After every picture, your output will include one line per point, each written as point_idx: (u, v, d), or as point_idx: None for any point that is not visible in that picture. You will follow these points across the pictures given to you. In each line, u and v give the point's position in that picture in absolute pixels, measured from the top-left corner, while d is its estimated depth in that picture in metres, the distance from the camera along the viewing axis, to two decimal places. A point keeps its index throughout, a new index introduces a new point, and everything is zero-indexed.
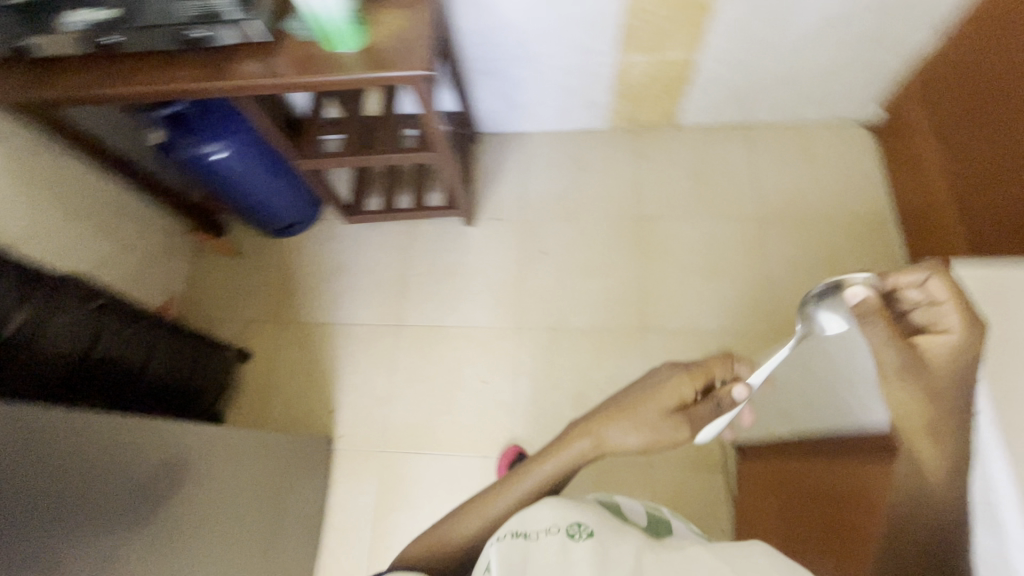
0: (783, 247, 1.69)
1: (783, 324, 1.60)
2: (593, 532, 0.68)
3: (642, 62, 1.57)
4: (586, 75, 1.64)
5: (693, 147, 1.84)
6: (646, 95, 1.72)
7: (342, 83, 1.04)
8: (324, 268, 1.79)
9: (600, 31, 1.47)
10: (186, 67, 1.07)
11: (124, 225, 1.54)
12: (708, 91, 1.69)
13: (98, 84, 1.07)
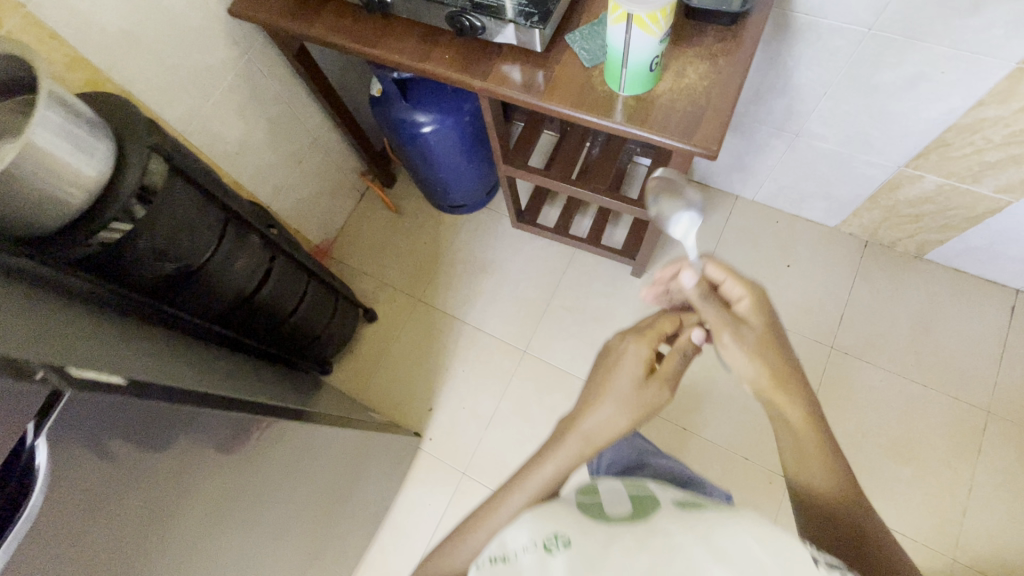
0: (1005, 460, 1.32)
1: (966, 554, 1.26)
2: (571, 542, 0.44)
3: (930, 183, 1.26)
4: (848, 171, 1.36)
5: (930, 292, 1.50)
6: (906, 215, 1.40)
7: (604, 129, 0.89)
8: (471, 262, 1.71)
9: (900, 134, 1.18)
10: (448, 50, 0.97)
11: (310, 154, 1.52)
12: (992, 240, 1.34)
13: (357, 41, 1.00)
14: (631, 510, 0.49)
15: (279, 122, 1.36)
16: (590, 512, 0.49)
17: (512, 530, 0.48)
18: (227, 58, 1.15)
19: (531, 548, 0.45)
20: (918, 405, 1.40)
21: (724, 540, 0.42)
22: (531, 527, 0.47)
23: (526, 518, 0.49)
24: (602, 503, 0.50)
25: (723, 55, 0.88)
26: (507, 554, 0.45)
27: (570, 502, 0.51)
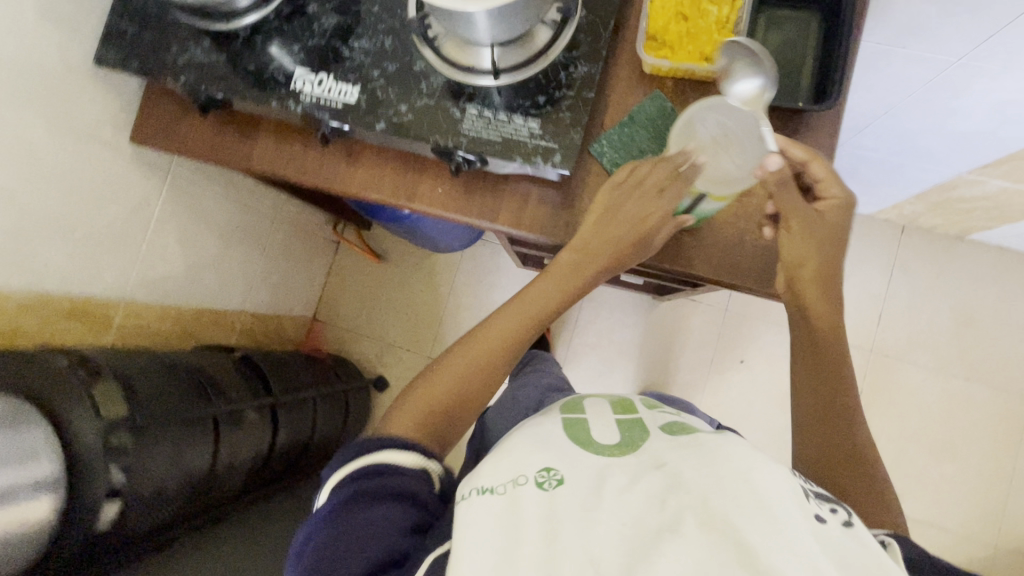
0: None
1: (1007, 539, 1.32)
2: (566, 480, 0.49)
3: (993, 187, 1.10)
4: (896, 175, 1.19)
5: (971, 276, 1.41)
6: (956, 208, 1.26)
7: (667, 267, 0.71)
8: (475, 308, 1.55)
9: (969, 149, 1.01)
10: (440, 182, 0.75)
11: (274, 236, 1.30)
12: None
13: (318, 180, 0.77)
14: (621, 438, 0.55)
15: (231, 224, 1.14)
16: (579, 441, 0.55)
17: (511, 451, 0.54)
18: (148, 190, 0.91)
19: (532, 476, 0.50)
20: (959, 399, 1.38)
21: (698, 452, 0.48)
22: (531, 455, 0.52)
23: (527, 440, 0.55)
24: (592, 428, 0.57)
25: None
26: (518, 475, 0.50)
27: (566, 428, 0.57)
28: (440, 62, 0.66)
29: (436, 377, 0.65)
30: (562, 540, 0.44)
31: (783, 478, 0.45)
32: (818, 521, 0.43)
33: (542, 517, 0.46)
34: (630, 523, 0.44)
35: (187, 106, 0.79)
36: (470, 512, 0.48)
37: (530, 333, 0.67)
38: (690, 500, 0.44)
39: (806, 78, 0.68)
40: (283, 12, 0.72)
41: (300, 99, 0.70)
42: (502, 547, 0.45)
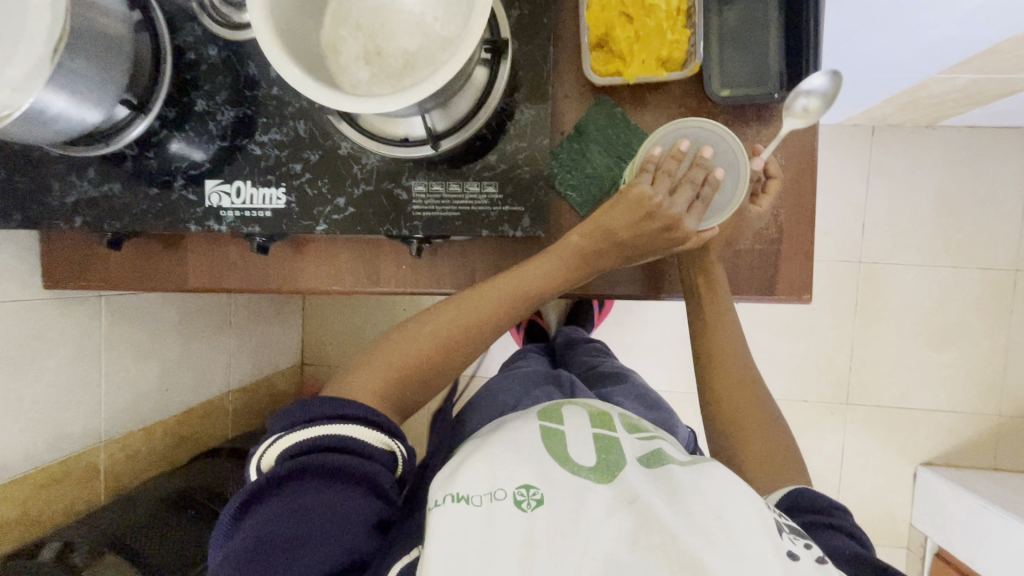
0: None
1: (1008, 405, 1.40)
2: (547, 500, 0.41)
3: (964, 80, 1.05)
4: (866, 86, 1.12)
5: (947, 163, 1.39)
6: (926, 103, 1.21)
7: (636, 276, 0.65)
8: None
9: (939, 53, 0.94)
10: (403, 259, 0.66)
11: (236, 305, 1.19)
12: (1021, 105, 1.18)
13: (267, 284, 0.68)
14: (600, 461, 0.46)
15: (187, 316, 1.04)
16: (555, 454, 0.46)
17: (487, 451, 0.45)
18: (87, 325, 0.82)
19: (511, 492, 0.42)
20: (951, 288, 1.40)
21: (673, 488, 0.42)
22: (512, 461, 0.44)
23: (501, 441, 0.47)
24: (572, 434, 0.49)
25: (782, 149, 0.62)
26: (497, 489, 0.42)
27: (541, 427, 0.49)
28: (368, 138, 0.58)
29: (409, 343, 0.58)
30: (541, 570, 0.37)
31: (760, 512, 0.41)
32: (789, 559, 0.39)
33: (520, 538, 0.39)
34: (602, 557, 0.38)
35: (93, 236, 0.68)
36: (441, 531, 0.40)
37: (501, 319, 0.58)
38: (659, 543, 0.38)
39: (773, 59, 0.60)
40: (168, 116, 0.61)
41: (221, 216, 0.61)
42: (474, 569, 0.38)
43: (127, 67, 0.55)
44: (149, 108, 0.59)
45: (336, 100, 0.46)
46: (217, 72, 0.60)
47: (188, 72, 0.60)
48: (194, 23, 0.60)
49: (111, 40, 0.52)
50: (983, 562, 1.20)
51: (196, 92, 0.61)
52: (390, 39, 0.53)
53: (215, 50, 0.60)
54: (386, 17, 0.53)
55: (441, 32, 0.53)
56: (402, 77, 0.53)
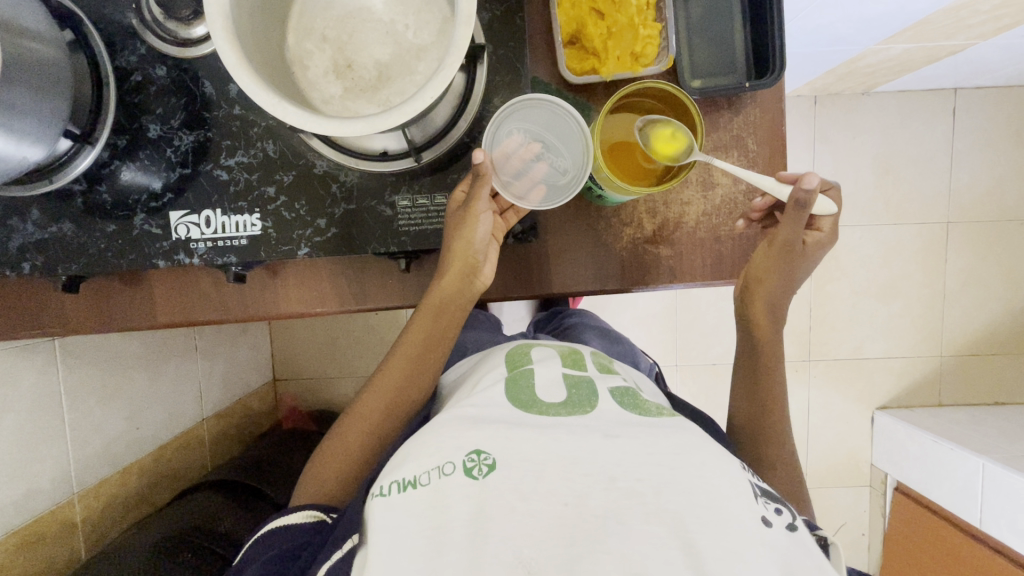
0: (966, 258, 1.51)
1: (949, 347, 1.53)
2: (498, 464, 0.43)
3: (898, 50, 1.12)
4: (813, 60, 1.17)
5: (884, 128, 1.47)
6: (862, 73, 1.27)
7: (602, 253, 0.66)
8: None
9: (877, 26, 1.00)
10: (391, 274, 0.64)
11: (199, 330, 1.12)
12: (945, 68, 1.27)
13: (254, 311, 0.65)
14: (569, 397, 0.51)
15: (150, 348, 0.98)
16: (521, 403, 0.51)
17: (436, 430, 0.47)
18: (43, 374, 0.76)
19: (460, 463, 0.43)
20: (894, 244, 1.50)
21: (652, 437, 0.45)
22: (460, 433, 0.46)
23: (456, 418, 0.48)
24: (537, 385, 0.53)
25: (753, 134, 0.64)
26: (443, 464, 0.43)
27: (508, 388, 0.53)
28: (343, 155, 0.55)
29: (346, 430, 0.57)
30: (490, 542, 0.39)
31: (733, 480, 0.42)
32: (765, 527, 0.40)
33: (471, 510, 0.41)
34: (573, 502, 0.40)
35: (42, 282, 0.63)
36: (388, 516, 0.43)
37: (426, 350, 0.57)
38: (635, 493, 0.40)
39: (740, 48, 0.62)
40: (118, 144, 0.56)
41: (192, 248, 0.57)
42: (427, 547, 0.40)
43: (66, 95, 0.50)
44: (96, 137, 0.54)
45: (324, 124, 0.43)
46: (168, 93, 0.56)
47: (134, 96, 0.55)
48: (136, 41, 0.55)
49: (46, 66, 0.47)
50: (939, 491, 1.33)
51: (147, 117, 0.56)
52: (361, 49, 0.51)
53: (164, 69, 0.55)
54: (355, 26, 0.51)
55: (414, 39, 0.51)
56: (378, 89, 0.51)
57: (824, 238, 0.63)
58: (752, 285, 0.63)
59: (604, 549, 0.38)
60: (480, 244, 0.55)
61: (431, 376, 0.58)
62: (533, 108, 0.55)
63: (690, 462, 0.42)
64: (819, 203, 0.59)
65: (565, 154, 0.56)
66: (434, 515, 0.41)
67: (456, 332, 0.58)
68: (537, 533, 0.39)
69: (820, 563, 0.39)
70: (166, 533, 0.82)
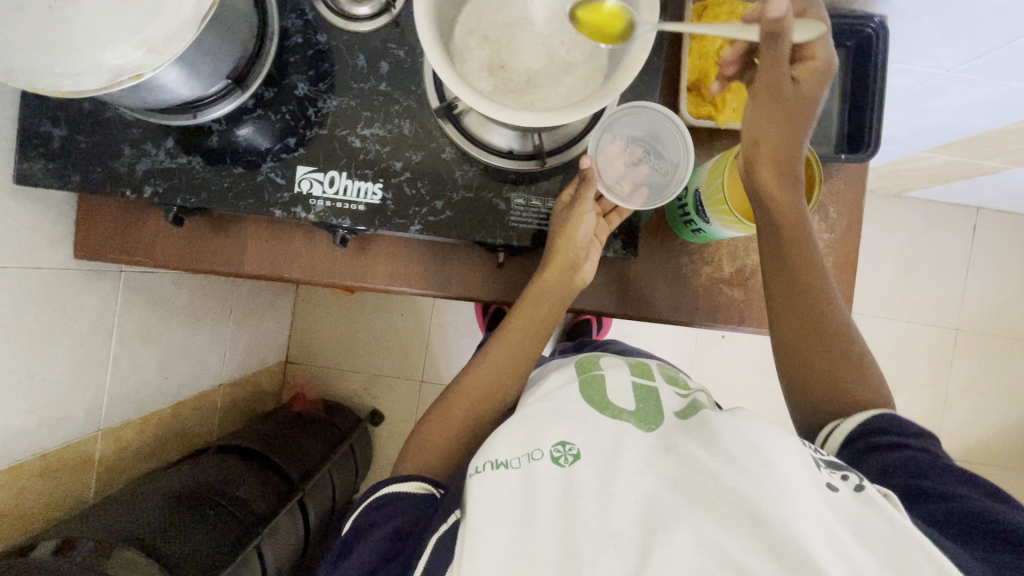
0: (970, 366, 1.57)
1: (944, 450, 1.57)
2: (583, 454, 0.47)
3: (940, 161, 1.22)
4: None
5: (909, 230, 1.56)
6: (902, 175, 1.36)
7: (685, 283, 0.69)
8: (465, 324, 1.42)
9: (929, 135, 1.08)
10: (485, 266, 0.67)
11: (237, 294, 1.13)
12: (975, 186, 1.37)
13: (348, 277, 0.67)
14: (639, 408, 0.54)
15: (194, 302, 0.98)
16: (596, 402, 0.53)
17: (523, 419, 0.51)
18: (104, 301, 0.76)
19: (547, 451, 0.47)
20: (905, 340, 1.56)
21: None
22: (543, 424, 0.49)
23: (539, 410, 0.52)
24: (609, 389, 0.56)
25: (836, 203, 0.69)
26: (533, 450, 0.47)
27: (583, 387, 0.56)
28: (472, 145, 0.59)
29: (449, 408, 0.58)
30: (581, 520, 0.42)
31: (796, 457, 0.43)
32: (829, 491, 0.41)
33: (559, 491, 0.44)
34: (642, 500, 0.43)
35: (147, 210, 0.64)
36: (484, 489, 0.45)
37: (521, 337, 0.59)
38: (701, 482, 0.42)
39: (836, 123, 0.69)
40: (263, 96, 0.59)
41: (310, 204, 0.59)
42: (517, 520, 0.44)
43: (239, 42, 0.53)
44: (247, 85, 0.57)
45: (491, 110, 0.47)
46: (321, 58, 0.59)
47: (291, 55, 0.59)
48: (305, 7, 0.59)
49: (234, 11, 0.50)
50: None
51: (297, 76, 0.59)
52: (518, 54, 0.55)
53: (324, 37, 0.59)
54: (515, 33, 0.56)
55: (566, 55, 0.56)
56: (524, 92, 0.55)
57: (817, 71, 0.54)
58: (751, 152, 0.54)
59: (677, 528, 0.40)
60: (583, 241, 0.58)
61: (527, 361, 0.60)
62: (634, 116, 0.60)
63: (746, 440, 0.44)
64: (803, 35, 0.50)
65: (666, 156, 0.60)
66: (524, 493, 0.45)
67: (555, 321, 0.60)
68: (621, 514, 0.42)
69: (891, 515, 0.39)
70: (184, 485, 0.80)
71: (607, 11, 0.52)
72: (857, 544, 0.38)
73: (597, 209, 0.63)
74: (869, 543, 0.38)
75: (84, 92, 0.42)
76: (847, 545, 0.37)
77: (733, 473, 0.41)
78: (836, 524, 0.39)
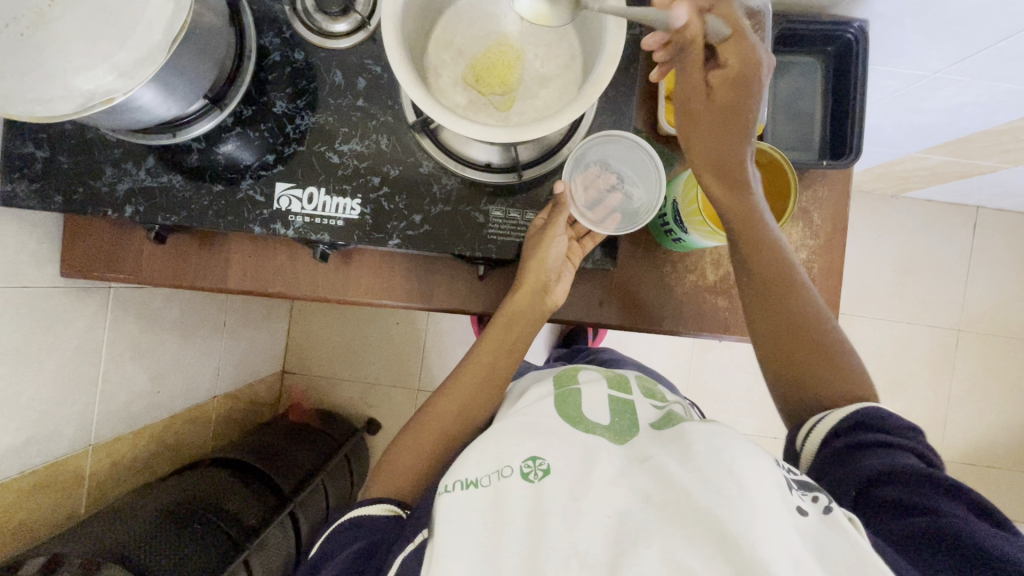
0: (971, 367, 1.55)
1: (947, 452, 1.55)
2: (553, 470, 0.47)
3: (935, 162, 1.20)
4: None
5: (907, 231, 1.55)
6: (897, 176, 1.35)
7: (666, 294, 0.69)
8: (460, 331, 1.43)
9: (921, 136, 1.07)
10: (465, 281, 0.67)
11: (231, 306, 1.13)
12: (973, 185, 1.36)
13: (328, 294, 0.68)
14: (612, 424, 0.55)
15: (188, 315, 0.99)
16: (570, 417, 0.55)
17: (495, 437, 0.52)
18: (93, 317, 0.76)
19: (516, 467, 0.48)
20: (905, 342, 1.55)
21: None
22: (518, 441, 0.51)
23: (512, 427, 0.53)
24: (585, 404, 0.57)
25: (820, 208, 0.69)
26: (503, 467, 0.48)
27: (557, 401, 0.57)
28: (449, 158, 0.59)
29: (420, 428, 0.58)
30: (547, 534, 0.42)
31: (766, 476, 0.43)
32: (798, 515, 0.41)
33: (528, 506, 0.45)
34: (613, 515, 0.43)
35: (131, 227, 0.65)
36: (452, 507, 0.46)
37: (494, 360, 0.61)
38: (670, 501, 0.43)
39: (817, 129, 0.69)
40: (242, 113, 0.59)
41: (290, 220, 0.59)
42: (484, 536, 0.44)
43: (215, 62, 0.54)
44: (226, 104, 0.58)
45: (462, 126, 0.47)
46: (299, 76, 0.60)
47: (269, 73, 0.60)
48: (282, 25, 0.60)
49: (207, 32, 0.51)
50: None
51: (275, 94, 0.60)
52: (494, 68, 0.55)
53: (302, 55, 0.60)
54: (489, 47, 0.56)
55: (540, 69, 0.56)
56: (500, 106, 0.55)
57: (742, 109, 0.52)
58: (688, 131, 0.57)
59: (642, 545, 0.40)
60: (553, 267, 0.60)
61: (498, 386, 0.61)
62: (606, 144, 0.61)
63: (718, 463, 0.44)
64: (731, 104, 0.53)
65: (640, 183, 0.61)
66: (490, 508, 0.46)
67: (526, 344, 0.62)
68: (585, 530, 0.42)
69: (856, 540, 0.39)
70: (173, 499, 0.81)
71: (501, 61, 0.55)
72: (819, 567, 0.38)
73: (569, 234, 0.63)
74: (831, 569, 0.38)
75: (57, 116, 0.43)
76: (809, 568, 0.37)
77: (703, 495, 0.41)
78: (799, 550, 0.38)
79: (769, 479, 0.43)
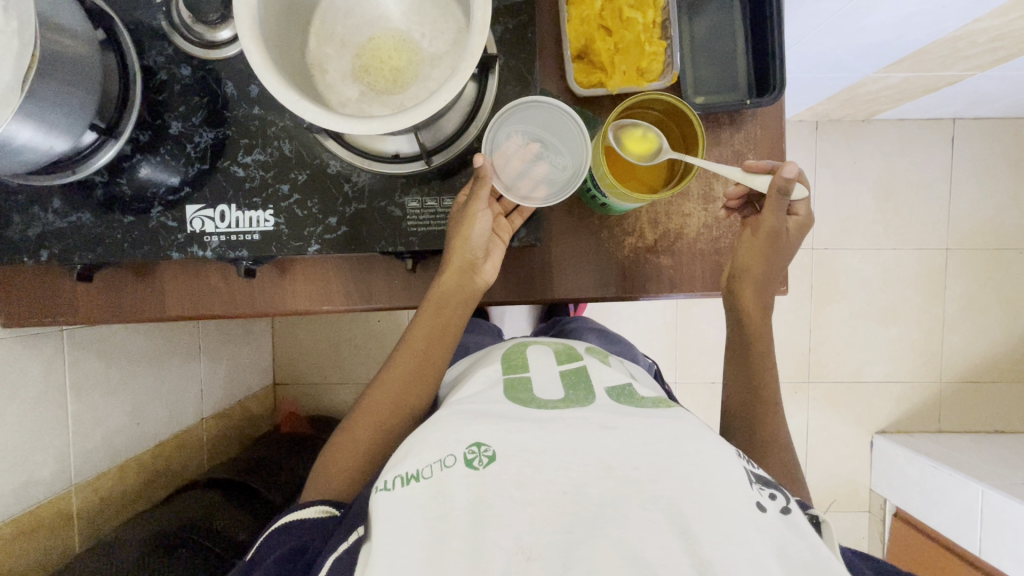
0: (965, 284, 1.52)
1: (948, 373, 1.53)
2: (498, 456, 0.43)
3: (897, 79, 1.15)
4: (815, 85, 1.20)
5: (884, 153, 1.50)
6: (864, 99, 1.30)
7: (605, 257, 0.67)
8: None
9: (876, 55, 1.03)
10: (397, 272, 0.66)
11: (204, 328, 1.13)
12: (944, 97, 1.31)
13: (261, 311, 0.66)
14: (567, 393, 0.51)
15: (155, 343, 0.99)
16: (520, 400, 0.50)
17: (439, 423, 0.47)
18: (50, 362, 0.78)
19: (460, 454, 0.43)
20: (895, 268, 1.51)
21: (646, 428, 0.45)
22: (460, 428, 0.46)
23: (456, 413, 0.48)
24: (534, 385, 0.53)
25: (754, 148, 0.66)
26: (445, 456, 0.43)
27: (506, 386, 0.53)
28: (356, 157, 0.57)
29: (358, 423, 0.59)
30: (493, 528, 0.39)
31: (731, 467, 0.42)
32: (759, 510, 0.40)
33: (470, 499, 0.41)
34: (570, 490, 0.40)
35: (57, 273, 0.65)
36: (391, 509, 0.42)
37: (430, 348, 0.60)
38: (631, 481, 0.40)
39: (742, 66, 0.65)
40: (140, 139, 0.58)
41: (206, 241, 0.58)
42: (428, 535, 0.40)
43: (97, 91, 0.52)
44: (121, 132, 0.56)
45: (340, 123, 0.45)
46: (192, 92, 0.58)
47: (159, 94, 0.58)
48: (165, 42, 0.58)
49: (79, 62, 0.49)
50: (939, 517, 1.32)
51: (170, 114, 0.58)
52: (380, 54, 0.53)
53: (190, 70, 0.58)
54: (373, 33, 0.53)
55: (430, 48, 0.53)
56: (393, 93, 0.53)
57: (804, 220, 0.65)
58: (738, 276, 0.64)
59: (600, 539, 0.38)
60: (478, 246, 0.57)
61: (435, 371, 0.61)
62: (526, 110, 0.58)
63: (677, 451, 0.42)
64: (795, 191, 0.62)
65: (564, 151, 0.58)
66: (434, 506, 0.41)
67: (460, 326, 0.61)
68: (538, 518, 0.39)
69: (814, 542, 0.39)
70: (161, 526, 0.82)
71: (384, 45, 0.53)
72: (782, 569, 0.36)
73: (497, 210, 0.62)
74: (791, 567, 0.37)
75: None
76: (770, 569, 0.36)
77: (660, 488, 0.40)
78: (759, 546, 0.37)
79: (730, 470, 0.41)
